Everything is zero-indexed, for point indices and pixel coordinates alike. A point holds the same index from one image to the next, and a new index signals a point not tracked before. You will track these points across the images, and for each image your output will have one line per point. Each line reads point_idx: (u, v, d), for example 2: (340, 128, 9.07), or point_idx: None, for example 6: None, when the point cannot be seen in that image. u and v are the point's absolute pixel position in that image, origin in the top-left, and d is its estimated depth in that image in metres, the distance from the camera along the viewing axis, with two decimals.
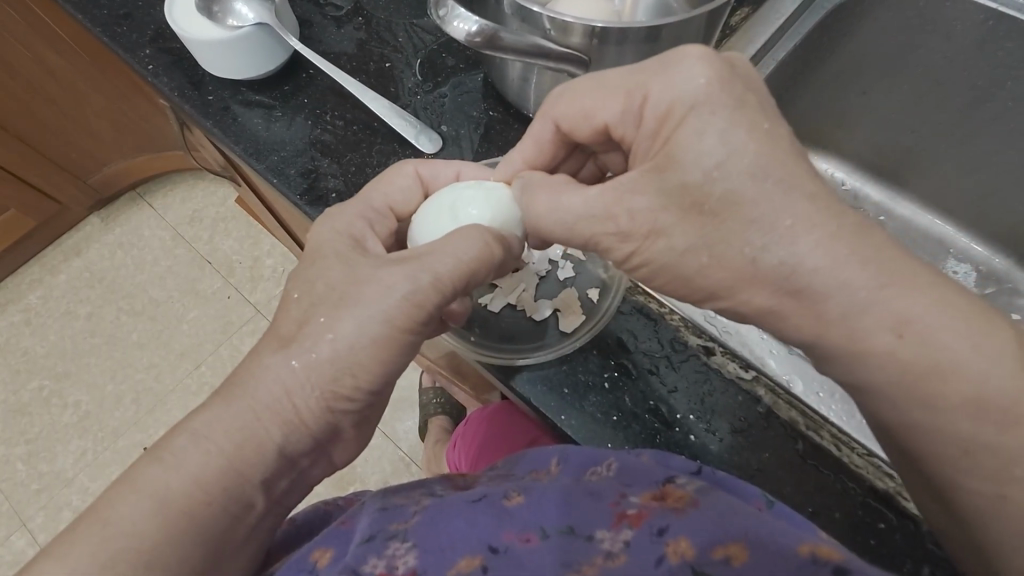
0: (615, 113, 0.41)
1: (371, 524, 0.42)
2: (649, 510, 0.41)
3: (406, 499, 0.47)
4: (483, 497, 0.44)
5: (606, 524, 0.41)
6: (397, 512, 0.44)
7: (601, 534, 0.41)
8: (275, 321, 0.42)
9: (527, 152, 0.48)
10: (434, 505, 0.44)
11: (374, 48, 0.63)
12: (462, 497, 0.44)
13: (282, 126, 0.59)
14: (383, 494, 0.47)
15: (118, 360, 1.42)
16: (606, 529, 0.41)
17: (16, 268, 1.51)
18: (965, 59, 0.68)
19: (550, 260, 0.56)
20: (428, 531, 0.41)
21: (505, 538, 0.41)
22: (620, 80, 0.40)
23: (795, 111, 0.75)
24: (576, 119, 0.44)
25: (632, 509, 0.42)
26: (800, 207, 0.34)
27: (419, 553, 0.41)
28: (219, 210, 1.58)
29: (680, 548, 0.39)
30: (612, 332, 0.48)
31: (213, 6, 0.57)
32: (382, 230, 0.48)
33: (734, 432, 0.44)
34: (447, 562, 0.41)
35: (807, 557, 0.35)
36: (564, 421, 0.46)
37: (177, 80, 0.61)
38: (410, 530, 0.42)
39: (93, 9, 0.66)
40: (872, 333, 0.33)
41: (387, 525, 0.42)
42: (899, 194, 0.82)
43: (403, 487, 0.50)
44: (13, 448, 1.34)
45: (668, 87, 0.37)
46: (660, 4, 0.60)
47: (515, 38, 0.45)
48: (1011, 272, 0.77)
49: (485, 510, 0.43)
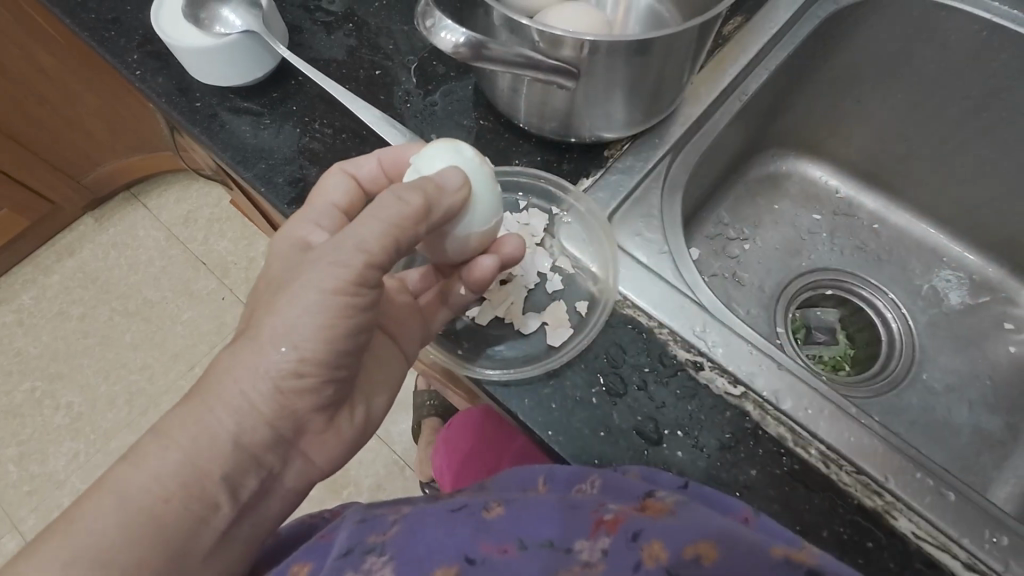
0: None
1: (350, 538, 0.42)
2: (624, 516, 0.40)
3: (384, 510, 0.46)
4: (461, 507, 0.43)
5: (584, 532, 0.41)
6: (375, 523, 0.43)
7: (579, 544, 0.41)
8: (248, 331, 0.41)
9: None
10: (411, 519, 0.44)
11: (364, 55, 0.62)
12: (439, 508, 0.44)
13: (270, 134, 0.58)
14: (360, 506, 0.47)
15: (110, 361, 1.42)
16: (584, 537, 0.41)
17: (8, 269, 1.50)
18: (957, 70, 0.69)
19: (539, 272, 0.53)
20: (407, 542, 0.41)
21: (482, 550, 0.40)
22: None
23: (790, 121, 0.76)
24: None
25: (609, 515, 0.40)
26: None
27: (396, 567, 0.40)
28: (214, 211, 1.58)
29: (655, 551, 0.39)
30: (601, 348, 0.47)
31: (200, 12, 0.56)
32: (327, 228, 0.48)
33: (722, 449, 0.44)
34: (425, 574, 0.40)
35: (782, 559, 0.36)
36: (551, 437, 0.45)
37: (165, 86, 0.60)
38: (387, 542, 0.41)
39: (81, 13, 0.65)
40: None
41: (364, 538, 0.42)
42: (893, 202, 0.81)
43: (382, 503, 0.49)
44: (4, 450, 1.34)
45: None
46: (653, 14, 0.59)
47: (503, 51, 0.45)
48: (1005, 281, 0.77)
49: (461, 521, 0.42)
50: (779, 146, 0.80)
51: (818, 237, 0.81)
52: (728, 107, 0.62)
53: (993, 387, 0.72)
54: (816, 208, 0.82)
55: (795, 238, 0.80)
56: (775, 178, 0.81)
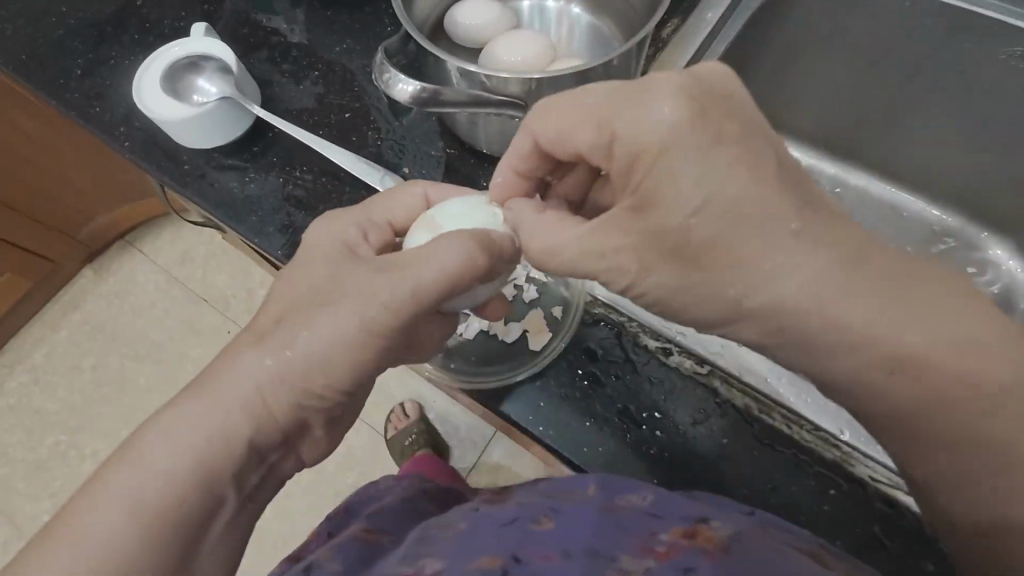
0: (587, 142, 0.43)
1: (409, 548, 0.50)
2: (678, 548, 0.42)
3: (446, 522, 0.53)
4: (515, 520, 0.48)
5: (630, 551, 0.43)
6: (432, 537, 0.51)
7: (627, 557, 0.42)
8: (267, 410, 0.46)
9: (513, 163, 0.50)
10: (470, 530, 0.49)
11: (333, 100, 0.67)
12: (495, 521, 0.49)
13: (257, 186, 0.63)
14: (421, 527, 0.55)
15: (129, 406, 1.48)
16: (631, 555, 0.43)
17: (16, 330, 1.55)
18: (887, 39, 0.73)
19: (516, 285, 0.59)
20: (460, 543, 0.48)
21: (526, 553, 0.44)
22: (594, 107, 0.42)
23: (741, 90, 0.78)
24: (552, 139, 0.46)
25: (660, 546, 0.43)
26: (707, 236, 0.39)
27: (447, 561, 0.46)
28: (209, 247, 1.61)
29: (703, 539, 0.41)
30: (579, 345, 0.53)
31: (177, 84, 0.63)
32: (375, 238, 0.52)
33: (696, 423, 0.49)
34: (473, 560, 0.45)
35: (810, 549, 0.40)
36: (543, 432, 0.51)
37: (153, 156, 0.65)
38: (448, 546, 0.48)
39: (64, 93, 0.70)
40: None
41: (419, 548, 0.49)
42: (851, 165, 0.88)
43: (434, 531, 0.52)
44: (40, 504, 1.40)
45: (636, 126, 0.39)
46: (595, 30, 0.66)
47: (454, 94, 0.52)
48: (963, 228, 0.84)
49: (513, 532, 0.47)
50: None
51: None
52: None
53: None
54: None
55: None
56: None
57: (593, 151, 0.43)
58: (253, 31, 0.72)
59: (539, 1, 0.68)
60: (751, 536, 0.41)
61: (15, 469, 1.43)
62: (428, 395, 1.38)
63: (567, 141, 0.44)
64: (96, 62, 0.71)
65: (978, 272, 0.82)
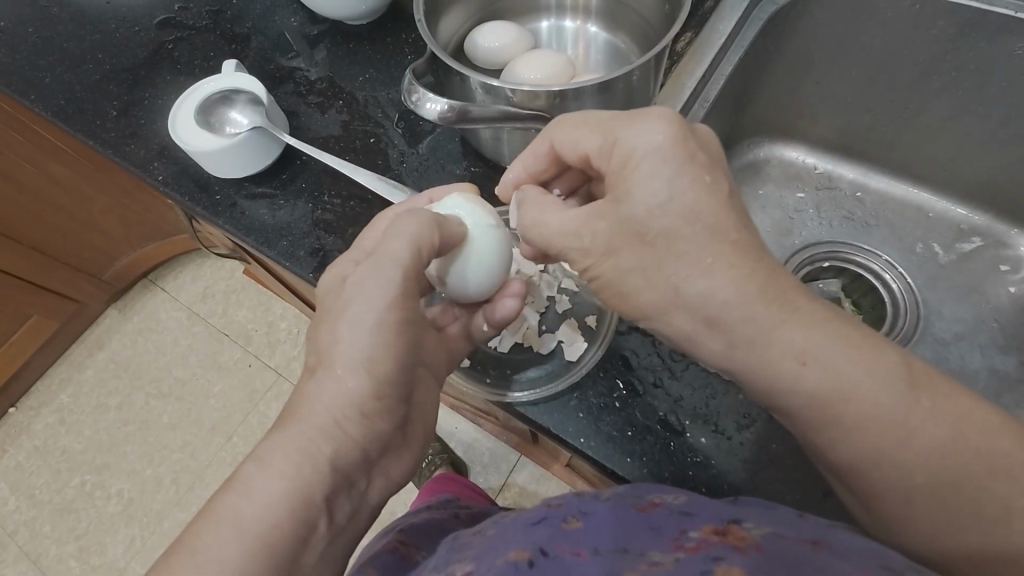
0: (595, 146, 0.45)
1: (439, 560, 0.48)
2: (709, 543, 0.37)
3: (473, 537, 0.50)
4: (544, 519, 0.44)
5: (662, 548, 0.38)
6: (461, 548, 0.48)
7: (654, 553, 0.38)
8: (278, 435, 0.44)
9: (528, 161, 0.52)
10: (498, 535, 0.46)
11: (357, 127, 0.69)
12: (524, 522, 0.45)
13: (286, 212, 0.64)
14: (450, 540, 0.52)
15: (153, 444, 1.48)
16: (661, 552, 0.38)
17: (43, 371, 1.57)
18: (902, 39, 0.73)
19: (548, 296, 0.59)
20: (486, 545, 0.45)
21: (556, 548, 0.40)
22: (604, 121, 0.45)
23: (752, 97, 0.80)
24: (566, 147, 0.48)
25: (690, 542, 0.38)
26: (733, 247, 0.39)
27: (473, 563, 0.42)
28: (230, 282, 1.64)
29: (736, 538, 0.37)
30: (613, 353, 0.53)
31: (211, 117, 0.66)
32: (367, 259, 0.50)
33: (740, 428, 0.50)
34: (502, 554, 0.41)
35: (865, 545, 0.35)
36: (585, 443, 0.49)
37: (187, 187, 0.67)
38: (473, 552, 0.45)
39: (101, 132, 0.73)
40: (812, 349, 0.37)
41: (449, 559, 0.46)
42: (871, 169, 0.86)
43: (458, 543, 0.50)
44: (63, 546, 1.39)
45: (632, 134, 0.42)
46: (613, 46, 0.68)
47: (482, 110, 0.53)
48: (993, 225, 0.81)
49: (542, 530, 0.43)
50: (752, 136, 0.86)
51: (805, 213, 0.86)
52: (694, 114, 0.68)
53: (1001, 328, 0.75)
54: (798, 186, 0.88)
55: (785, 219, 0.86)
56: (750, 164, 0.87)
57: (597, 155, 0.45)
58: (281, 66, 0.75)
59: (558, 22, 0.71)
60: (788, 537, 0.36)
61: (40, 511, 1.43)
62: (451, 421, 1.36)
63: (577, 149, 0.47)
64: (132, 103, 0.74)
65: (1013, 271, 0.78)
